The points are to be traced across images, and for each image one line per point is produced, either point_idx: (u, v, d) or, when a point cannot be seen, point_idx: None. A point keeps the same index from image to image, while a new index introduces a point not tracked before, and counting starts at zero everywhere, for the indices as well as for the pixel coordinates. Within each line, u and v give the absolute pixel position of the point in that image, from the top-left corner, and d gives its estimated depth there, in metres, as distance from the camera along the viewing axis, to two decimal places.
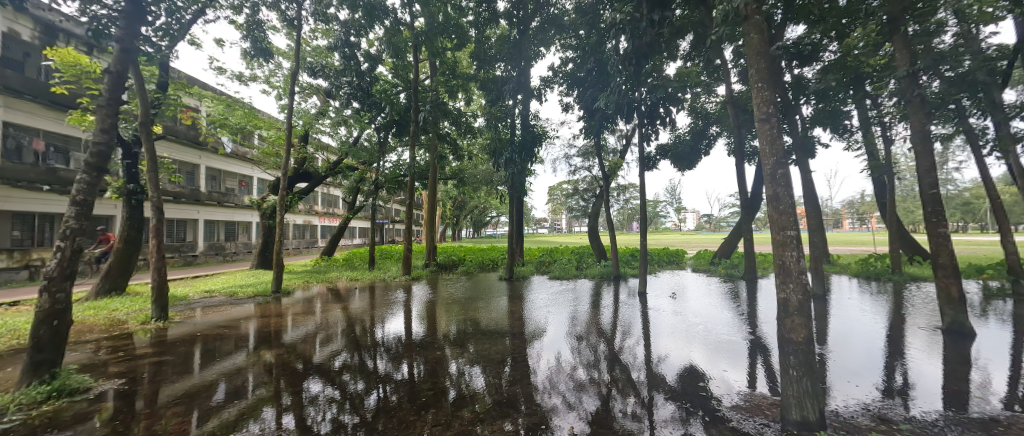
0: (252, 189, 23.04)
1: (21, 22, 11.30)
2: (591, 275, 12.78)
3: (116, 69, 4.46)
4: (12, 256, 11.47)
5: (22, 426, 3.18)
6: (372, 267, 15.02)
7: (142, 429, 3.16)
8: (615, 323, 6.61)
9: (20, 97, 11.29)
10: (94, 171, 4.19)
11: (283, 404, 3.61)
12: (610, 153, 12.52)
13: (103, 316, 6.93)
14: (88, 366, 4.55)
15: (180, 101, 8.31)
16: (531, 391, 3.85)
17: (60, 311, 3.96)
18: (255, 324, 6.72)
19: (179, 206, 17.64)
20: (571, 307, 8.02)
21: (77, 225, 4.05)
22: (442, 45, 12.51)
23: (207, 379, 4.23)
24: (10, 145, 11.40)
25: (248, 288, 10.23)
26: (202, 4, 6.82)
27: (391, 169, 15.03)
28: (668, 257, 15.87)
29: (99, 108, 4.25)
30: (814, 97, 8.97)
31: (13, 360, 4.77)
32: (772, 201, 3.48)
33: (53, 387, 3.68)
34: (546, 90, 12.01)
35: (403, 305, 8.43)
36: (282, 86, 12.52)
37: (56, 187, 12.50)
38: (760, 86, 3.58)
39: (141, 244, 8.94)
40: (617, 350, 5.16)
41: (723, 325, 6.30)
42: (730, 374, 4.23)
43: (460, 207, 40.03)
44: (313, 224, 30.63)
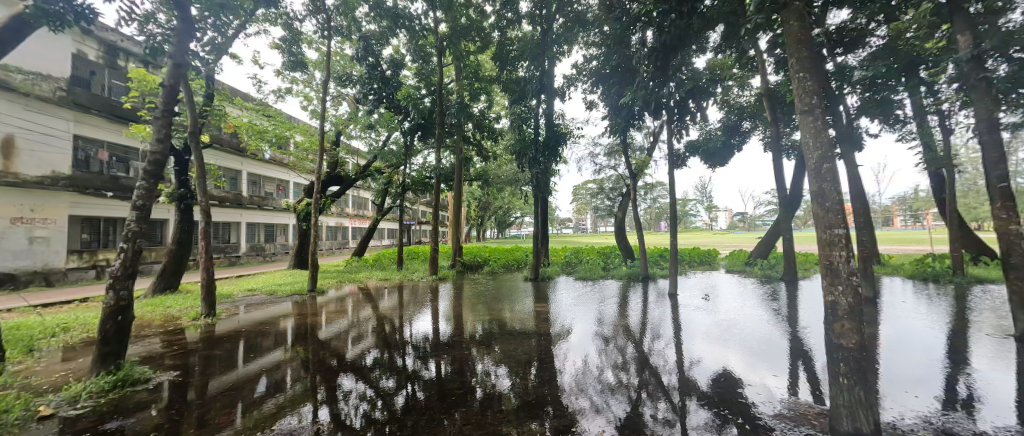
0: (289, 192, 24.21)
1: (88, 44, 12.54)
2: (619, 275, 12.55)
3: (170, 82, 4.81)
4: (81, 256, 12.61)
5: (92, 412, 3.48)
6: (401, 267, 15.42)
7: (193, 418, 3.37)
8: (643, 324, 6.48)
9: (87, 111, 12.41)
10: (152, 178, 4.55)
11: (320, 398, 3.76)
12: (637, 151, 12.27)
13: (159, 312, 7.50)
14: (148, 358, 4.93)
15: (224, 111, 8.86)
16: (559, 392, 3.83)
17: (123, 306, 4.32)
18: (292, 321, 7.04)
19: (224, 210, 18.74)
20: (597, 307, 7.94)
21: (138, 228, 4.42)
22: (465, 48, 12.69)
23: (250, 373, 4.46)
24: (79, 156, 12.58)
25: (287, 287, 10.78)
26: (243, 19, 7.23)
27: (417, 171, 15.30)
28: (699, 257, 15.35)
29: (155, 119, 4.60)
30: (860, 86, 8.39)
31: (84, 351, 5.24)
32: (818, 198, 3.31)
33: (118, 377, 4.01)
34: (569, 89, 11.89)
35: (431, 305, 8.61)
36: (315, 93, 13.04)
37: (118, 193, 13.57)
38: (801, 77, 3.41)
39: (191, 245, 9.59)
40: (647, 352, 5.03)
41: (760, 328, 6.02)
42: (769, 379, 4.04)
43: (484, 208, 40.42)
44: (344, 225, 31.82)
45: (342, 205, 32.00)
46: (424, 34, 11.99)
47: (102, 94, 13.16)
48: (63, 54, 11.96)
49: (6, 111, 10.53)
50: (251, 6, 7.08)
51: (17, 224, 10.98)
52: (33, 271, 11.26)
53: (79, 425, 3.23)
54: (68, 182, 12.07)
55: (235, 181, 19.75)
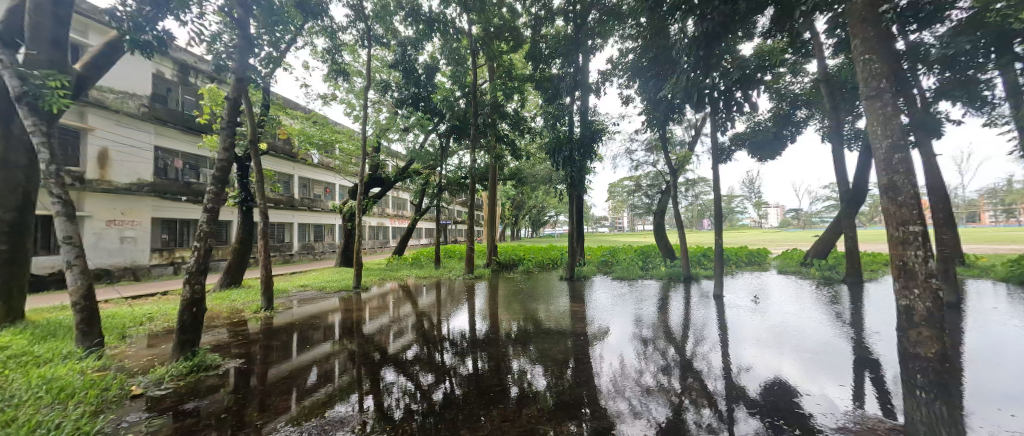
0: (335, 194, 25.66)
1: (165, 64, 14.04)
2: (659, 275, 12.11)
3: (234, 95, 5.27)
4: (162, 254, 14.13)
5: (173, 393, 3.90)
6: (438, 266, 15.81)
7: (256, 402, 3.67)
8: (685, 326, 6.22)
9: (165, 124, 13.90)
10: (220, 183, 5.00)
11: (364, 389, 3.96)
12: (677, 146, 11.76)
13: (226, 305, 8.24)
14: (217, 347, 5.43)
15: (278, 121, 9.56)
16: (596, 393, 3.77)
17: (197, 299, 4.80)
18: (339, 316, 7.46)
19: (279, 211, 20.20)
20: (636, 308, 7.70)
21: (208, 229, 4.88)
22: (499, 48, 12.79)
23: (303, 363, 4.79)
24: (159, 165, 14.12)
25: (335, 283, 11.44)
26: (295, 34, 7.77)
27: (453, 172, 15.86)
28: (747, 256, 14.44)
29: (222, 130, 5.07)
30: (938, 66, 7.53)
31: (166, 339, 5.88)
32: (889, 192, 3.03)
33: (193, 363, 4.46)
34: (604, 85, 11.64)
35: (468, 302, 8.77)
36: (357, 100, 13.70)
37: (190, 197, 15.04)
38: (868, 58, 3.13)
39: (251, 244, 10.44)
40: (690, 356, 4.82)
41: (818, 334, 5.56)
42: (829, 390, 3.74)
43: (518, 207, 40.61)
44: (385, 225, 33.22)
45: (383, 206, 33.42)
46: (459, 37, 12.26)
47: (177, 108, 14.69)
48: (145, 74, 13.45)
49: (102, 126, 12.05)
50: (300, 20, 7.56)
51: (111, 225, 12.48)
52: (124, 268, 12.76)
53: (163, 404, 3.63)
54: (150, 188, 13.57)
55: (288, 185, 21.25)
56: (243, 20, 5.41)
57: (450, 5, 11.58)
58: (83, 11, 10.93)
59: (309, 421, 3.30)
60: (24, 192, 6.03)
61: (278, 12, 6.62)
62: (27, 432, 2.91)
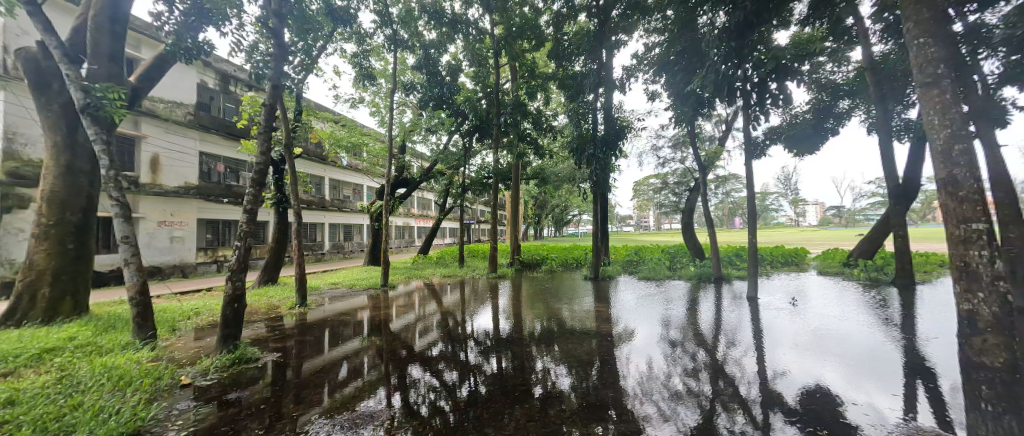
0: (362, 195, 26.44)
1: (207, 74, 14.93)
2: (687, 276, 11.74)
3: (271, 102, 5.54)
4: (206, 253, 15.05)
5: (217, 383, 4.14)
6: (462, 265, 15.98)
7: (292, 394, 3.84)
8: (716, 329, 5.99)
9: (208, 131, 14.80)
10: (258, 186, 5.25)
11: (392, 385, 4.06)
12: (707, 141, 11.35)
13: (264, 301, 8.68)
14: (256, 341, 5.72)
15: (310, 125, 9.95)
16: (623, 396, 3.70)
17: (238, 295, 5.07)
18: (368, 313, 7.68)
19: (311, 212, 21.03)
20: (663, 309, 7.48)
21: (248, 229, 5.14)
22: (521, 47, 12.76)
23: (334, 358, 4.96)
24: (203, 169, 15.05)
25: (363, 281, 11.79)
26: (325, 41, 8.06)
27: (476, 172, 15.99)
28: (783, 256, 13.74)
29: (259, 135, 5.33)
30: (1003, 49, 6.87)
31: (211, 332, 6.25)
32: (948, 186, 2.84)
33: (235, 356, 4.72)
34: (628, 81, 11.39)
35: (492, 301, 8.82)
36: (383, 103, 14.07)
37: (231, 199, 15.93)
38: (923, 42, 2.97)
39: (286, 244, 10.92)
40: (721, 360, 4.63)
41: (863, 339, 5.21)
42: (877, 399, 3.50)
43: (541, 206, 40.49)
44: (410, 225, 33.95)
45: (408, 206, 34.15)
46: (481, 38, 12.36)
47: (219, 115, 15.61)
48: (191, 84, 14.37)
49: (153, 134, 12.96)
50: (330, 27, 7.81)
51: (162, 226, 13.37)
52: (173, 266, 13.67)
53: (208, 394, 3.86)
54: (195, 192, 14.46)
55: (319, 186, 22.11)
56: (277, 29, 5.65)
57: (472, 7, 11.69)
58: (137, 28, 11.83)
59: (341, 415, 3.41)
60: (88, 196, 6.58)
61: (309, 21, 6.88)
62: (92, 416, 3.17)
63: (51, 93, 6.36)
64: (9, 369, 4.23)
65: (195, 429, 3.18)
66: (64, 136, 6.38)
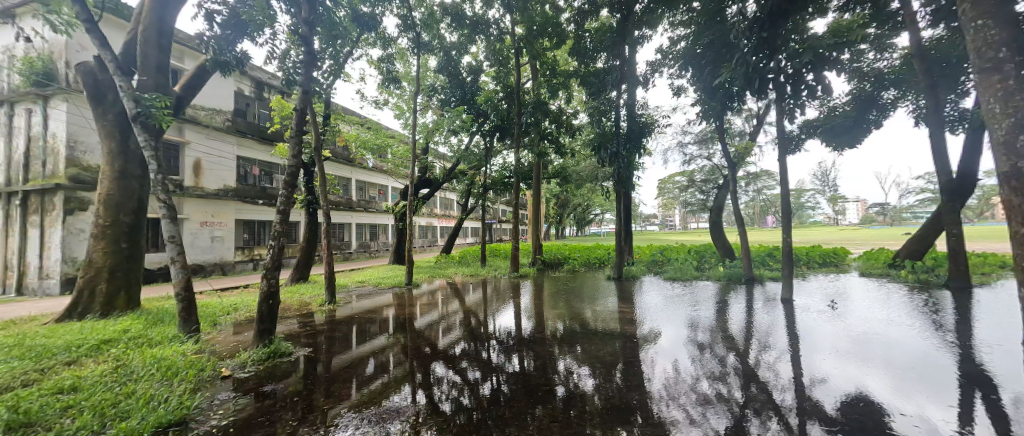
0: (387, 196, 27.09)
1: (243, 82, 15.73)
2: (715, 276, 11.34)
3: (301, 106, 5.76)
4: (244, 252, 15.83)
5: (254, 376, 4.35)
6: (484, 264, 16.08)
7: (322, 388, 3.99)
8: (747, 332, 5.75)
9: (244, 136, 15.58)
10: (291, 187, 5.47)
11: (416, 382, 4.13)
12: (736, 137, 10.93)
13: (296, 298, 9.04)
14: (289, 336, 5.97)
15: (337, 128, 10.29)
16: (649, 399, 3.61)
17: (273, 292, 5.31)
18: (393, 311, 7.86)
19: (338, 212, 21.74)
20: (690, 311, 7.26)
21: (282, 229, 5.37)
22: (542, 46, 12.69)
23: (362, 354, 5.11)
24: (241, 172, 15.85)
25: (389, 280, 12.08)
26: (352, 46, 8.30)
27: (497, 172, 16.06)
28: (820, 256, 13.05)
29: (291, 139, 5.56)
30: None
31: (248, 327, 6.58)
32: (1013, 180, 2.67)
33: (270, 350, 4.95)
34: (653, 76, 11.12)
35: (514, 301, 8.83)
36: (406, 105, 14.33)
37: (265, 200, 16.69)
38: (985, 25, 2.83)
39: (316, 243, 11.33)
40: (753, 364, 4.45)
41: (913, 345, 4.85)
42: (929, 410, 3.25)
43: (563, 205, 40.20)
44: (433, 225, 34.49)
45: (431, 206, 34.69)
46: (502, 38, 12.38)
47: (254, 121, 16.41)
48: (229, 92, 15.18)
49: (195, 140, 13.76)
50: (357, 33, 8.03)
51: (204, 226, 14.14)
52: (214, 264, 14.47)
53: (246, 386, 4.07)
54: (233, 194, 15.25)
55: (346, 187, 22.82)
56: (308, 37, 5.88)
57: (493, 7, 11.74)
58: (181, 40, 12.60)
59: (369, 409, 3.51)
60: (139, 199, 7.06)
61: (337, 27, 7.10)
62: (143, 403, 3.41)
63: (106, 104, 6.85)
64: (73, 358, 4.60)
65: (234, 418, 3.35)
66: (118, 143, 6.88)
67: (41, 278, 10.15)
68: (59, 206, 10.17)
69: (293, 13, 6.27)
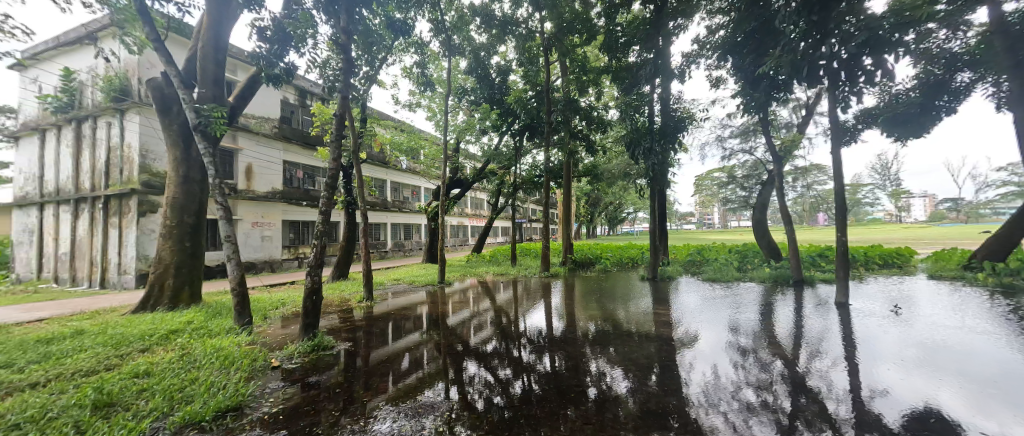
0: (420, 196, 27.81)
1: (288, 90, 16.72)
2: (760, 278, 10.74)
3: (341, 112, 6.04)
4: (290, 250, 16.84)
5: (300, 367, 4.63)
6: (515, 263, 16.13)
7: (362, 381, 4.17)
8: (795, 337, 5.39)
9: (289, 141, 16.57)
10: (332, 189, 5.75)
11: (449, 378, 4.23)
12: (781, 129, 10.28)
13: (337, 295, 9.50)
14: (332, 330, 6.29)
15: (374, 132, 10.71)
16: (687, 405, 3.49)
17: (317, 288, 5.61)
18: (427, 309, 8.07)
19: (375, 212, 22.58)
20: (731, 314, 6.92)
21: (324, 229, 5.67)
22: (572, 42, 12.53)
23: (398, 350, 5.30)
24: (286, 175, 16.87)
25: (422, 278, 12.40)
26: (387, 52, 8.59)
27: (527, 171, 16.06)
28: (879, 257, 12.01)
29: (332, 143, 5.84)
30: None
31: (294, 321, 7.00)
32: None
33: (314, 343, 5.24)
34: (689, 68, 10.68)
35: (545, 300, 8.80)
36: (438, 107, 14.64)
37: (308, 202, 17.65)
38: None
39: (355, 242, 11.85)
40: (803, 372, 4.17)
41: (994, 357, 4.35)
42: (1014, 430, 2.92)
43: (593, 204, 39.47)
44: (464, 224, 35.02)
45: (462, 206, 35.26)
46: (532, 36, 12.35)
47: (298, 127, 17.42)
48: (275, 100, 16.21)
49: (247, 146, 14.80)
50: (392, 39, 8.30)
51: (255, 226, 15.19)
52: (264, 262, 15.51)
53: (293, 376, 4.34)
54: (280, 196, 16.27)
55: (382, 188, 23.66)
56: (346, 45, 6.15)
57: (522, 6, 11.74)
58: (234, 54, 13.58)
59: (405, 403, 3.63)
60: (200, 201, 7.70)
61: (372, 34, 7.39)
62: (205, 389, 3.72)
63: (172, 116, 7.51)
64: (146, 345, 5.11)
65: (283, 407, 3.57)
66: (182, 151, 7.53)
67: (119, 274, 11.33)
68: (134, 209, 11.30)
69: (333, 23, 6.58)
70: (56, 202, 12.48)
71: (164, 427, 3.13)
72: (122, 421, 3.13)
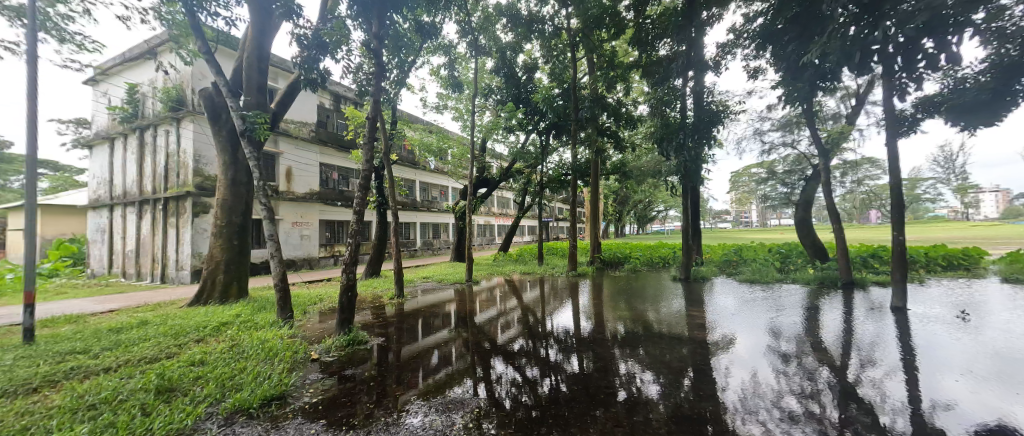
0: (448, 196, 28.28)
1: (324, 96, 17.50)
2: (803, 279, 10.14)
3: (373, 114, 6.25)
4: (326, 249, 17.63)
5: (337, 360, 4.85)
6: (542, 262, 16.08)
7: (394, 376, 4.31)
8: (843, 344, 5.04)
9: (325, 144, 17.33)
10: (365, 190, 5.96)
11: (478, 375, 4.29)
12: (827, 121, 9.63)
13: (370, 292, 9.85)
14: (365, 326, 6.53)
15: (404, 133, 11.00)
16: (723, 411, 3.35)
17: (351, 285, 5.85)
18: (455, 306, 8.21)
19: (405, 212, 23.19)
20: (771, 317, 6.57)
21: (358, 228, 5.89)
22: (599, 37, 12.31)
23: (428, 346, 5.42)
24: (323, 177, 17.66)
25: (451, 276, 12.61)
26: (416, 55, 8.78)
27: (554, 169, 15.95)
28: (941, 258, 11.00)
29: (365, 145, 6.07)
30: None
31: (331, 316, 7.32)
32: None
33: (349, 338, 5.46)
34: (724, 59, 10.22)
35: (572, 300, 8.72)
36: (465, 108, 14.82)
37: (343, 202, 18.40)
38: None
39: (386, 241, 12.23)
40: (852, 381, 3.90)
41: None
42: None
43: (621, 203, 38.65)
44: (491, 223, 35.29)
45: (489, 205, 35.53)
46: (558, 33, 12.24)
47: (333, 130, 18.19)
48: (312, 106, 17.01)
49: (287, 150, 15.63)
50: (420, 42, 8.48)
51: (295, 226, 16.01)
52: (303, 259, 16.33)
53: (331, 368, 4.55)
54: (317, 197, 17.05)
55: (411, 189, 24.25)
56: (377, 50, 6.35)
57: (548, 3, 11.67)
58: (275, 63, 14.38)
59: (435, 399, 3.71)
60: (246, 203, 8.21)
61: (402, 38, 7.58)
62: (252, 378, 3.98)
63: (221, 122, 8.06)
64: (200, 336, 5.52)
65: (322, 398, 3.75)
66: (230, 155, 8.07)
67: (177, 270, 12.29)
68: (189, 210, 12.21)
69: (365, 29, 6.81)
70: (123, 204, 13.72)
71: (216, 413, 3.38)
72: (181, 405, 3.40)
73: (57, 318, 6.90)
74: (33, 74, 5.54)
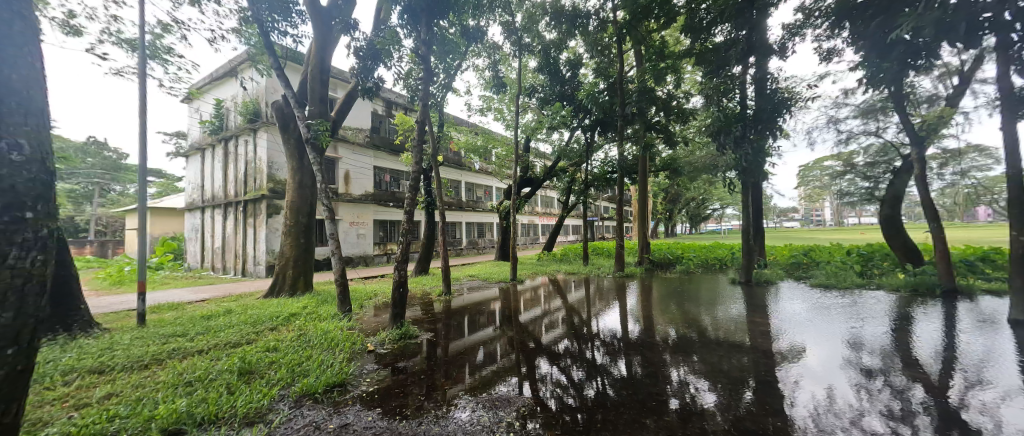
0: (492, 196, 28.72)
1: (377, 102, 18.53)
2: (888, 285, 9.01)
3: (422, 117, 6.52)
4: (380, 247, 18.68)
5: (390, 352, 5.13)
6: (587, 262, 15.79)
7: (443, 370, 4.47)
8: (939, 360, 4.41)
9: (378, 148, 18.35)
10: (416, 190, 6.23)
11: (523, 374, 4.33)
12: (917, 106, 8.45)
13: (421, 288, 10.28)
14: (415, 321, 6.82)
15: (450, 135, 11.33)
16: (791, 428, 3.08)
17: (403, 282, 6.14)
18: (500, 305, 8.32)
19: (451, 211, 23.89)
20: (847, 327, 5.90)
21: (409, 228, 6.16)
22: (647, 28, 11.79)
23: (474, 343, 5.55)
24: (376, 179, 18.72)
25: (496, 275, 12.80)
26: (462, 58, 9.00)
27: (599, 167, 15.58)
28: None
29: (415, 148, 6.34)
30: None
31: (385, 310, 7.75)
32: None
33: (401, 332, 5.75)
34: (791, 42, 9.32)
35: (619, 302, 8.45)
36: (509, 108, 14.94)
37: (395, 203, 19.37)
38: None
39: (435, 239, 12.68)
40: (950, 404, 3.41)
41: None
42: None
43: (672, 201, 36.79)
44: (535, 223, 35.28)
45: (533, 204, 35.50)
46: (603, 26, 11.91)
47: (385, 135, 19.20)
48: (367, 112, 18.08)
49: (345, 154, 16.78)
50: (465, 46, 8.68)
51: (352, 225, 17.15)
52: (359, 257, 17.46)
53: (385, 360, 4.83)
54: (372, 198, 18.12)
55: (457, 189, 24.92)
56: (425, 56, 6.62)
57: None
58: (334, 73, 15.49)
59: (482, 395, 3.80)
60: (311, 204, 8.94)
61: (448, 43, 7.81)
62: (318, 366, 4.34)
63: (289, 131, 8.82)
64: (273, 325, 6.11)
65: (377, 387, 3.99)
66: (297, 161, 8.82)
67: (254, 264, 13.72)
68: (264, 211, 13.57)
69: (413, 37, 7.12)
70: (211, 206, 15.57)
71: (288, 395, 3.73)
72: (259, 387, 3.80)
73: (163, 305, 8.01)
74: (143, 93, 6.47)
